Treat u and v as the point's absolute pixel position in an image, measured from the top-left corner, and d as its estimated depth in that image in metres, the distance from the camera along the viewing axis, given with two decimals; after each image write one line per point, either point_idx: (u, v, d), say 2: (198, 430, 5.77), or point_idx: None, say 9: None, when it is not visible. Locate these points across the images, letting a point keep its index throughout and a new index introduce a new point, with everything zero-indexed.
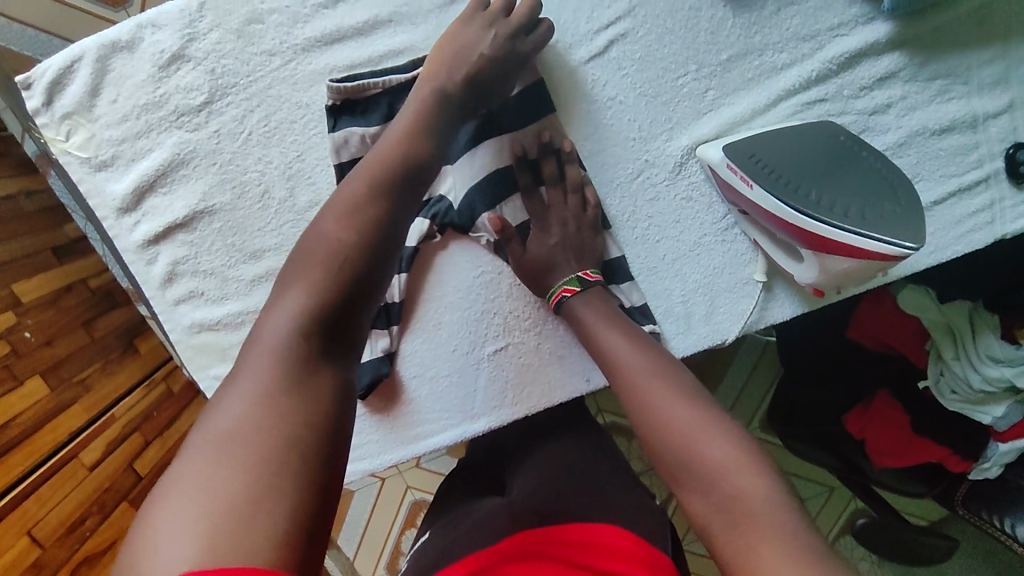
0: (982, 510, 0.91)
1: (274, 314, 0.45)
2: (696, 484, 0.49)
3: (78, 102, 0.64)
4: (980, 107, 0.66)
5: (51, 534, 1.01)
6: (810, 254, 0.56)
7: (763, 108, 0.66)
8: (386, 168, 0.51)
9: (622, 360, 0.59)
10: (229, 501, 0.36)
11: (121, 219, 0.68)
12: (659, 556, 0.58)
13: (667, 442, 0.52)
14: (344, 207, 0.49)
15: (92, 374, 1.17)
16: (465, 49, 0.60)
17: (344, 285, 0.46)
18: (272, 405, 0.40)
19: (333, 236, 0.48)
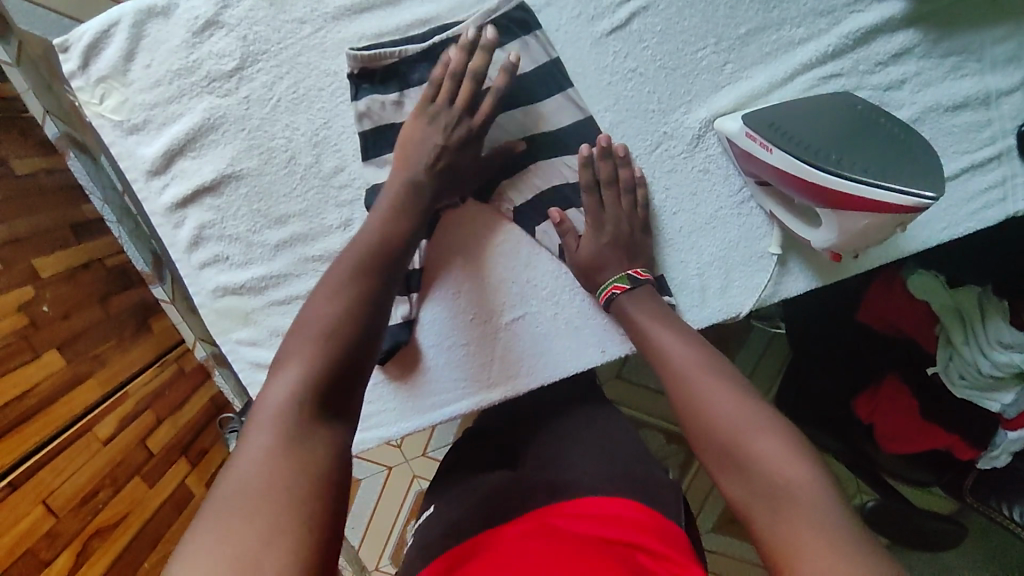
0: (991, 498, 0.96)
1: (272, 388, 0.48)
2: (737, 473, 0.51)
3: (112, 66, 0.66)
4: (993, 84, 0.68)
5: (65, 504, 1.00)
6: (828, 213, 0.57)
7: (780, 82, 0.67)
8: (372, 253, 0.58)
9: (675, 357, 0.60)
10: (241, 551, 0.37)
11: (150, 182, 0.70)
12: (671, 528, 0.59)
13: (710, 438, 0.54)
14: (337, 290, 0.55)
15: (105, 350, 1.19)
16: (426, 138, 0.64)
17: (341, 355, 0.50)
18: (283, 460, 0.43)
19: (322, 312, 0.52)
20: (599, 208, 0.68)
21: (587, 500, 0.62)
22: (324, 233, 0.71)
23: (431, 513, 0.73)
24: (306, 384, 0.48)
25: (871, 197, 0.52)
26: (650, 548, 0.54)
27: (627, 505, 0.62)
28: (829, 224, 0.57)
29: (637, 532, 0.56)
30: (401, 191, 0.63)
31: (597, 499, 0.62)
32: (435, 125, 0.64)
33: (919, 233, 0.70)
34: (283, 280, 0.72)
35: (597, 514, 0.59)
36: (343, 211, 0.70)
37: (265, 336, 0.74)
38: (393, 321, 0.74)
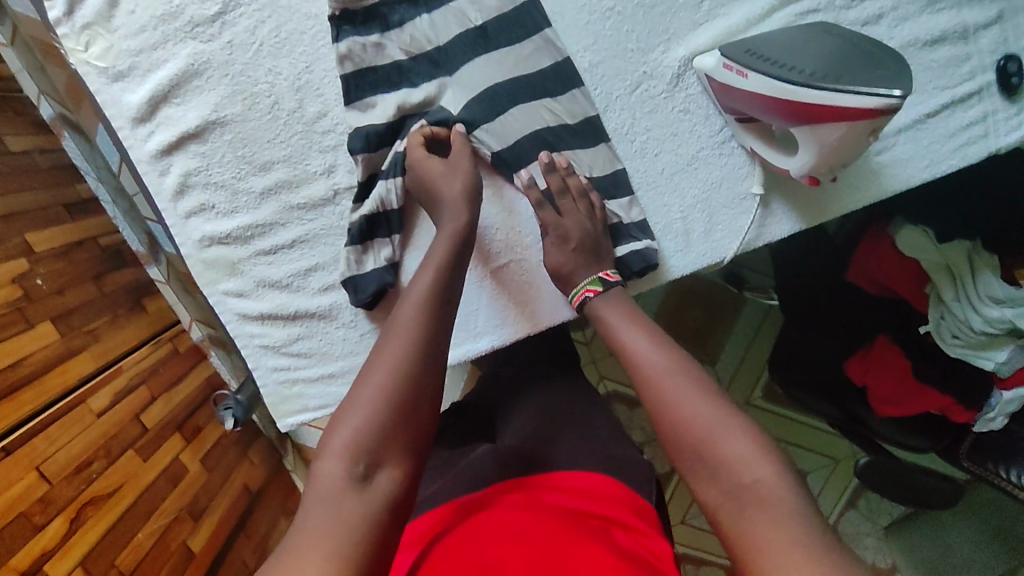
0: (987, 460, 0.93)
1: (335, 433, 0.49)
2: (708, 476, 0.50)
3: (98, 13, 0.68)
4: (970, 18, 0.69)
5: (59, 471, 1.00)
6: (805, 131, 0.58)
7: (758, 18, 0.68)
8: (433, 294, 0.57)
9: (647, 361, 0.58)
10: None
11: (136, 129, 0.71)
12: (641, 502, 0.63)
13: (679, 447, 0.52)
14: (401, 332, 0.54)
15: (100, 326, 1.19)
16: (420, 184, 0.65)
17: (401, 398, 0.51)
18: (341, 510, 0.44)
19: (384, 379, 0.51)
20: (558, 216, 0.67)
21: (565, 475, 0.65)
22: (308, 179, 0.71)
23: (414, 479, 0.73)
24: (355, 441, 0.48)
25: (838, 105, 0.53)
26: (621, 521, 0.58)
27: (601, 479, 0.64)
28: (806, 141, 0.58)
29: (613, 507, 0.59)
30: (445, 239, 0.62)
31: (571, 472, 0.65)
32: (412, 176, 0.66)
33: (903, 171, 0.70)
34: (269, 229, 0.72)
35: (575, 488, 0.63)
36: (326, 156, 0.71)
37: (251, 287, 0.74)
38: (376, 265, 0.70)
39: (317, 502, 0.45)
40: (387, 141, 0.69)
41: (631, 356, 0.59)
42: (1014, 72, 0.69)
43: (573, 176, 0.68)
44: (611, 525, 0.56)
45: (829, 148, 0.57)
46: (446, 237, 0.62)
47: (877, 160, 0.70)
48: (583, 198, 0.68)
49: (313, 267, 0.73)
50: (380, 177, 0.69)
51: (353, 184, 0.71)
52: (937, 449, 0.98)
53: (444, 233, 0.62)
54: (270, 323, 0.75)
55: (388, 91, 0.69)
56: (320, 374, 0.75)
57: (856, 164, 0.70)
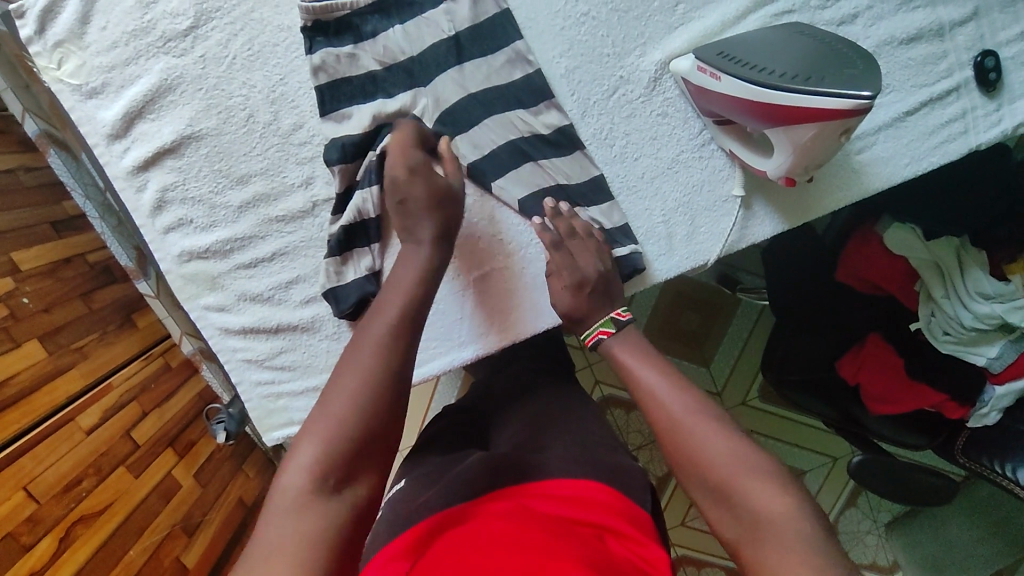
0: (982, 456, 0.92)
1: (299, 453, 0.48)
2: (729, 511, 0.49)
3: (70, 30, 0.68)
4: (945, 15, 0.69)
5: (48, 490, 1.00)
6: (779, 133, 0.58)
7: (733, 20, 0.68)
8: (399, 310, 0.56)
9: (661, 401, 0.56)
10: None
11: (112, 145, 0.71)
12: (635, 510, 0.61)
13: (698, 483, 0.51)
14: (365, 351, 0.53)
15: (89, 343, 1.18)
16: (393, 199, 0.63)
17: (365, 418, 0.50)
18: (303, 534, 0.43)
19: (350, 398, 0.50)
20: (573, 259, 0.66)
21: (557, 482, 0.63)
22: (286, 192, 0.71)
23: (401, 488, 0.72)
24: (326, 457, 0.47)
25: (809, 107, 0.53)
26: (615, 529, 0.56)
27: (595, 487, 0.62)
28: (780, 142, 0.58)
29: (607, 515, 0.58)
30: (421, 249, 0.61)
31: (564, 480, 0.63)
32: (394, 189, 0.63)
33: (883, 170, 0.70)
34: (248, 242, 0.72)
35: (567, 494, 0.61)
36: (304, 168, 0.70)
37: (232, 301, 0.73)
38: (356, 274, 0.70)
39: (280, 526, 0.44)
40: (363, 150, 0.69)
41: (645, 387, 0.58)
42: (991, 68, 0.68)
43: (574, 217, 0.68)
44: (604, 534, 0.55)
45: (802, 147, 0.56)
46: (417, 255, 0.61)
47: (858, 159, 0.70)
48: (588, 238, 0.67)
49: (294, 279, 0.72)
50: (356, 187, 0.69)
51: (331, 195, 0.71)
52: (933, 446, 0.98)
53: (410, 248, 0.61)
54: (252, 337, 0.74)
55: (363, 102, 0.69)
56: (304, 388, 0.74)
57: (836, 164, 0.69)
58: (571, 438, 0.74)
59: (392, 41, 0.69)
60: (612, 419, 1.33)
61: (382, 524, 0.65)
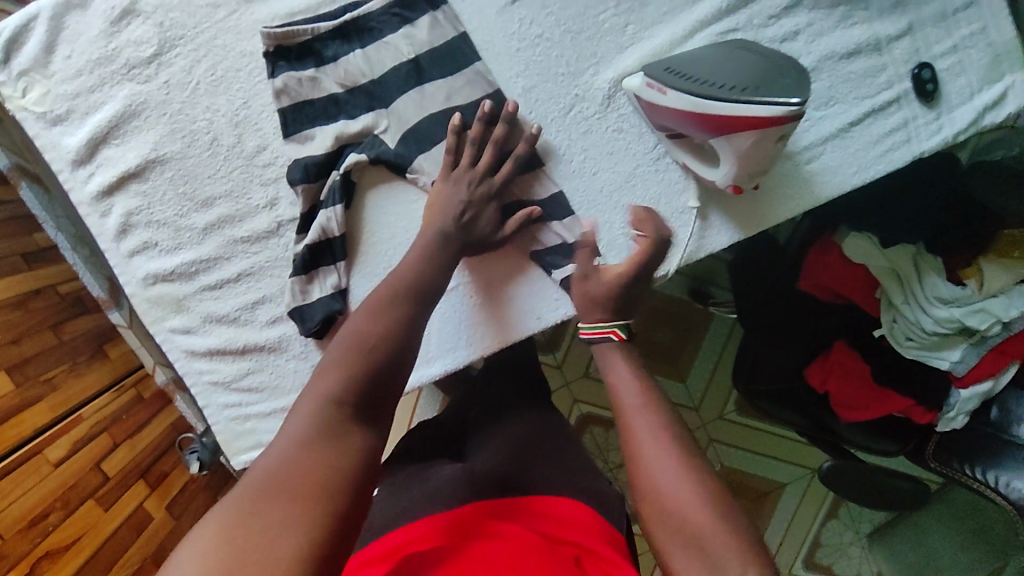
0: (954, 459, 0.93)
1: (316, 380, 0.51)
2: (691, 550, 0.48)
3: (34, 59, 0.69)
4: (882, 31, 0.72)
5: (12, 525, 0.98)
6: (722, 142, 0.62)
7: (680, 39, 0.71)
8: (409, 277, 0.60)
9: (636, 424, 0.55)
10: (263, 521, 0.40)
11: (76, 171, 0.71)
12: (615, 533, 0.61)
13: (662, 527, 0.50)
14: (378, 307, 0.57)
15: (58, 374, 1.16)
16: (452, 198, 0.66)
17: (380, 360, 0.53)
18: (321, 447, 0.46)
19: (367, 339, 0.54)
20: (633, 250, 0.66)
21: (541, 499, 0.64)
22: (250, 213, 0.72)
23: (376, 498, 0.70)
24: (346, 388, 0.50)
25: (747, 115, 0.57)
26: (595, 550, 0.56)
27: (575, 507, 0.63)
28: (722, 151, 0.62)
29: (586, 536, 0.58)
30: (415, 259, 0.62)
31: (549, 497, 0.64)
32: (462, 187, 0.67)
33: (833, 179, 0.72)
34: (213, 264, 0.72)
35: (550, 514, 0.61)
36: (268, 190, 0.71)
37: (198, 323, 0.74)
38: (322, 293, 0.70)
39: (299, 435, 0.47)
40: (327, 171, 0.70)
41: (626, 410, 0.56)
42: (928, 79, 0.72)
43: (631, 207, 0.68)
44: (581, 555, 0.55)
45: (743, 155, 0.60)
46: (419, 250, 0.63)
47: (808, 169, 0.72)
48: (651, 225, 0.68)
49: (259, 300, 0.72)
50: (320, 207, 0.70)
51: (296, 216, 0.72)
52: (906, 451, 1.00)
53: (413, 253, 0.63)
54: (219, 359, 0.74)
55: (326, 123, 0.70)
56: (272, 408, 0.74)
57: (787, 175, 0.72)
58: (545, 452, 0.74)
59: (353, 63, 0.70)
60: (592, 437, 1.32)
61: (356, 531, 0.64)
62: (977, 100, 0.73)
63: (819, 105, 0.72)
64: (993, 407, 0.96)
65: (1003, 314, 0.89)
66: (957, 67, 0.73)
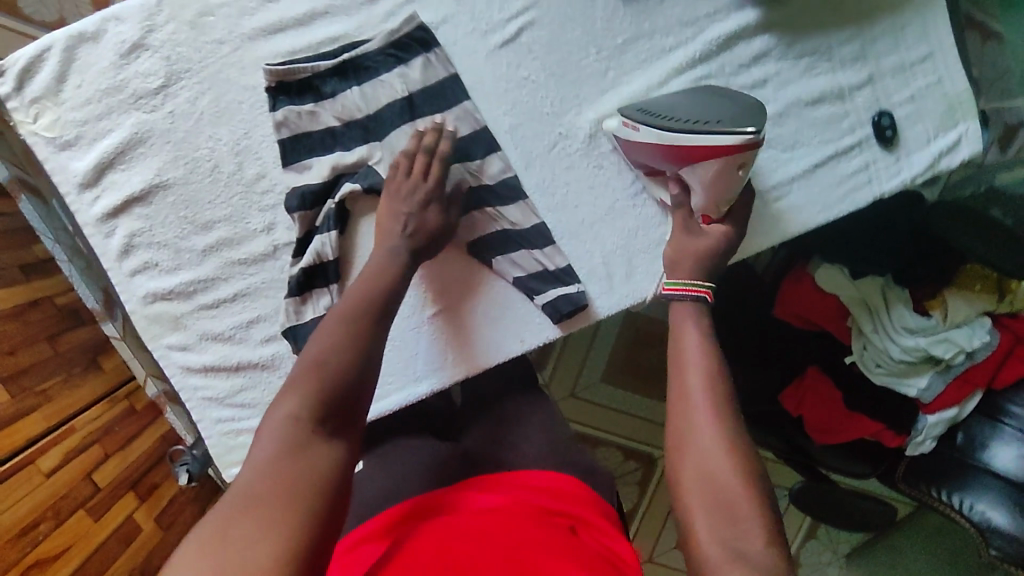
0: (921, 483, 0.98)
1: (278, 405, 0.55)
2: (722, 522, 0.49)
3: (46, 88, 0.72)
4: (844, 81, 0.77)
5: (5, 533, 0.99)
6: (691, 173, 0.69)
7: (657, 84, 0.76)
8: (369, 291, 0.64)
9: (691, 385, 0.56)
10: (239, 538, 0.44)
11: (82, 194, 0.75)
12: (601, 502, 0.66)
13: (697, 492, 0.51)
14: (334, 324, 0.60)
15: (52, 386, 1.18)
16: (397, 208, 0.69)
17: (341, 377, 0.56)
18: (285, 467, 0.49)
19: (326, 356, 0.57)
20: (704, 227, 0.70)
21: (529, 473, 0.68)
22: (248, 237, 0.75)
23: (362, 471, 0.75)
24: (306, 407, 0.54)
25: (712, 143, 0.65)
26: (588, 520, 0.60)
27: (565, 480, 0.67)
28: (692, 181, 0.69)
29: (578, 507, 0.62)
30: (368, 277, 0.65)
31: (537, 472, 0.68)
32: (404, 197, 0.69)
33: (800, 217, 0.77)
34: (210, 284, 0.76)
35: (541, 487, 0.65)
36: (265, 216, 0.75)
37: (195, 340, 0.77)
38: (315, 314, 0.73)
39: (265, 457, 0.50)
40: (323, 199, 0.74)
41: (675, 373, 0.58)
42: (887, 126, 0.77)
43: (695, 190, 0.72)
44: (578, 525, 0.58)
45: (710, 183, 0.67)
46: (381, 260, 0.67)
47: (777, 207, 0.77)
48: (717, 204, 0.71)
49: (254, 319, 0.76)
50: (315, 233, 0.74)
51: (292, 240, 0.75)
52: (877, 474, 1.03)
53: (365, 271, 0.66)
54: (213, 375, 0.77)
55: (323, 154, 0.74)
56: None
57: (759, 212, 0.76)
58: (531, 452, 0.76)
59: (348, 99, 0.74)
60: None
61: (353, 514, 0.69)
62: (933, 146, 0.78)
63: (786, 148, 0.77)
64: (958, 433, 0.99)
65: (966, 344, 0.94)
66: (914, 115, 0.78)
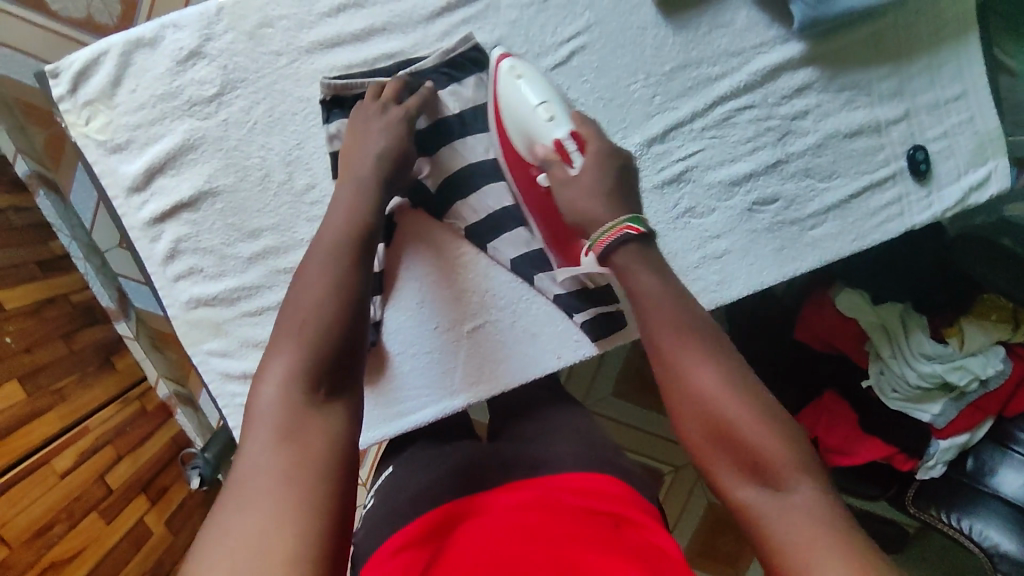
0: (927, 504, 0.97)
1: (265, 374, 0.53)
2: (751, 478, 0.49)
3: (100, 91, 0.72)
4: (882, 115, 0.80)
5: (18, 535, 0.94)
6: (511, 123, 0.72)
7: (702, 111, 0.78)
8: (344, 237, 0.61)
9: (670, 341, 0.56)
10: (265, 505, 0.43)
11: (131, 198, 0.75)
12: (642, 502, 0.60)
13: (714, 450, 0.51)
14: (309, 280, 0.58)
15: (67, 385, 1.13)
16: (366, 124, 0.69)
17: (330, 337, 0.55)
18: (287, 438, 0.48)
19: (308, 316, 0.55)
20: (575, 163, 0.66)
21: (569, 475, 0.60)
22: (295, 246, 0.76)
23: (392, 471, 0.71)
24: (294, 370, 0.52)
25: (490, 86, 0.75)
26: (633, 519, 0.55)
27: (604, 480, 0.61)
28: (518, 123, 0.71)
29: (617, 504, 0.57)
30: (337, 227, 0.62)
31: (574, 473, 0.60)
32: (378, 114, 0.70)
33: (834, 245, 0.79)
34: (255, 292, 0.76)
35: (581, 488, 0.59)
36: (313, 226, 0.76)
37: (235, 347, 0.77)
38: None
39: (261, 427, 0.49)
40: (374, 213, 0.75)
41: (651, 336, 0.58)
42: (921, 160, 0.79)
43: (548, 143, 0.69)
44: (622, 523, 0.53)
45: (517, 106, 0.71)
46: (349, 203, 0.64)
47: (811, 235, 0.79)
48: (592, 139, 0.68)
49: None
50: None
51: None
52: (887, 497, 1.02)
53: (333, 223, 0.62)
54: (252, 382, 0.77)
55: None
56: None
57: (792, 239, 0.79)
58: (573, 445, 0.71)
59: None
60: None
61: (376, 516, 0.65)
62: (963, 182, 0.81)
63: (823, 178, 0.79)
64: (969, 458, 0.99)
65: (981, 372, 0.93)
66: (946, 151, 0.81)
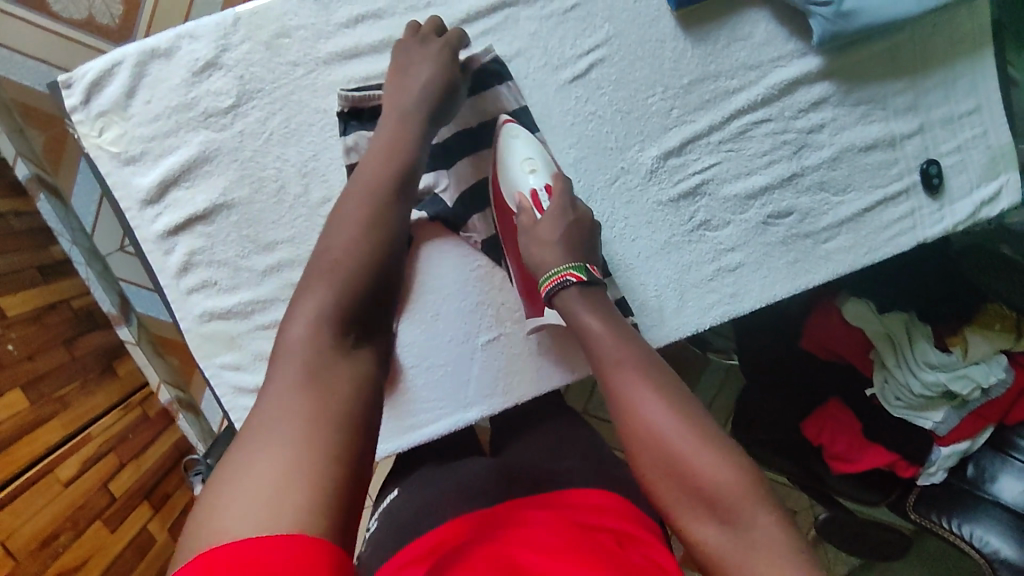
0: (932, 512, 0.94)
1: (295, 313, 0.52)
2: (710, 517, 0.48)
3: (114, 102, 0.72)
4: (896, 129, 0.80)
5: (24, 547, 0.91)
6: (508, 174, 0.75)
7: (720, 123, 0.79)
8: (376, 183, 0.61)
9: (620, 386, 0.56)
10: (284, 447, 0.41)
11: (144, 210, 0.74)
12: (646, 518, 0.59)
13: (671, 492, 0.50)
14: (345, 224, 0.58)
15: (69, 392, 1.11)
16: (406, 61, 0.70)
17: (366, 289, 0.55)
18: (316, 376, 0.47)
19: (345, 260, 0.55)
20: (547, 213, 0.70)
21: (576, 492, 0.61)
22: None
23: (395, 496, 0.69)
24: (329, 313, 0.52)
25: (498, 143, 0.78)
26: (634, 535, 0.53)
27: (606, 496, 0.60)
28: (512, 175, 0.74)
29: (616, 520, 0.55)
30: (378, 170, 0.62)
31: (580, 490, 0.60)
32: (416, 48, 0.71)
33: (848, 257, 0.79)
34: (269, 305, 0.75)
35: (586, 505, 0.58)
36: None
37: (249, 361, 0.76)
38: None
39: (287, 362, 0.48)
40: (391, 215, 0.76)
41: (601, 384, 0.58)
42: (934, 175, 0.80)
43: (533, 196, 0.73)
44: (623, 539, 0.52)
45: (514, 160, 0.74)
46: (382, 152, 0.64)
47: (825, 248, 0.80)
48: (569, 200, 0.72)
49: None
50: None
51: None
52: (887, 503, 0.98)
53: (367, 167, 0.62)
54: None
55: None
56: None
57: (806, 252, 0.79)
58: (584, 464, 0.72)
59: None
60: None
61: (379, 535, 0.64)
62: (974, 197, 0.81)
63: (838, 191, 0.80)
64: (968, 465, 0.97)
65: (983, 381, 0.93)
66: (959, 165, 0.81)
